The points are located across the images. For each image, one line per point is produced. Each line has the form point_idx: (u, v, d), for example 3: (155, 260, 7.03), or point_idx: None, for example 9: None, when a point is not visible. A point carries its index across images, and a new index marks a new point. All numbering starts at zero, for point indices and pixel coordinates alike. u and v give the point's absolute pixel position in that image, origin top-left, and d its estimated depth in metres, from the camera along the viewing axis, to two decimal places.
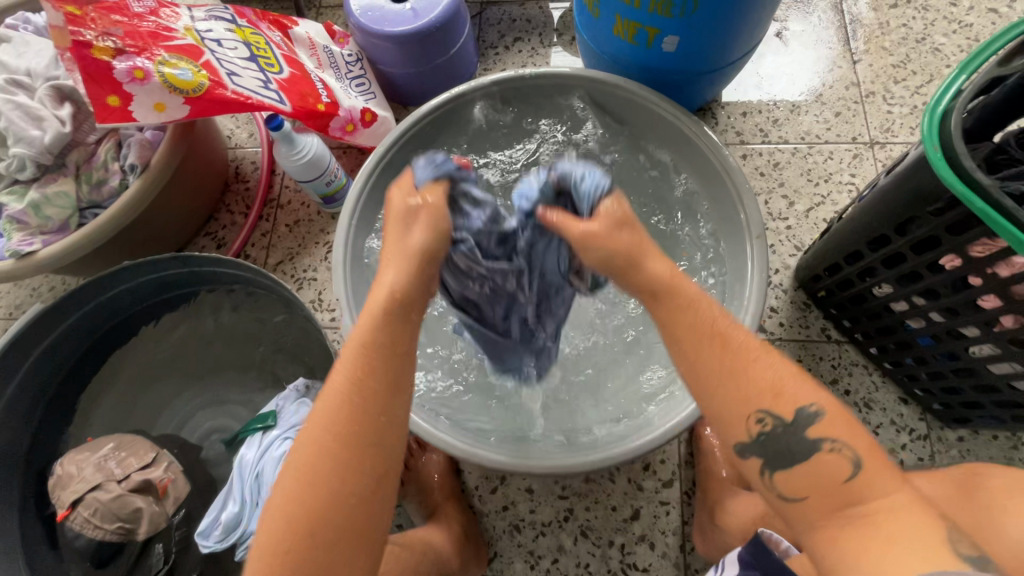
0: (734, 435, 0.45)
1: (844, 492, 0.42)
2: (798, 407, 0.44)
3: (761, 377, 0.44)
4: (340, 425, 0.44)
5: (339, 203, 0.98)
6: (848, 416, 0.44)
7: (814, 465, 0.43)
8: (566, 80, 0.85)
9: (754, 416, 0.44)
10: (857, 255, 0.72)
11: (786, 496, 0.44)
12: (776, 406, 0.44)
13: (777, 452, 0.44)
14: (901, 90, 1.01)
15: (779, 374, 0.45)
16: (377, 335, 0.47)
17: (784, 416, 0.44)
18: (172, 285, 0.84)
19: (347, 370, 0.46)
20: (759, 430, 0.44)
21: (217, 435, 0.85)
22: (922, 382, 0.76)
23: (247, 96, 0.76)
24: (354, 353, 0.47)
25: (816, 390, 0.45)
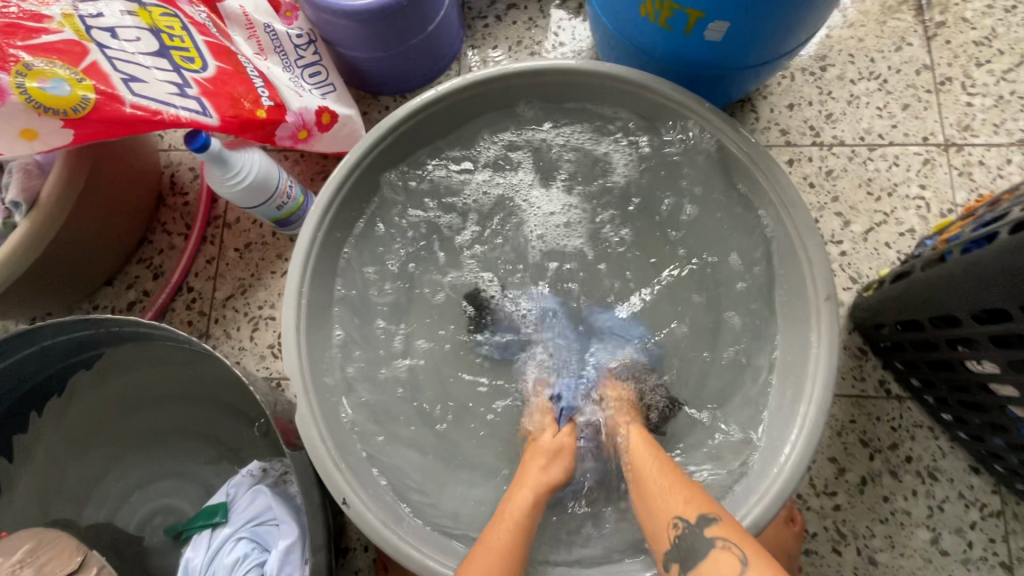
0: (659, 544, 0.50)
1: None
2: (699, 510, 0.49)
3: (666, 499, 0.52)
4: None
5: (296, 226, 0.79)
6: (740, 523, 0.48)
7: (711, 562, 0.45)
8: (572, 76, 0.68)
9: (671, 522, 0.49)
10: (951, 319, 0.56)
11: None
12: (682, 511, 0.50)
13: (684, 552, 0.47)
14: (984, 75, 0.81)
15: (687, 495, 0.51)
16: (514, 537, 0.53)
17: (688, 518, 0.49)
18: (88, 345, 0.67)
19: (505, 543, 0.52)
20: (675, 534, 0.49)
21: (161, 519, 0.71)
22: (1007, 461, 0.64)
23: (154, 111, 0.58)
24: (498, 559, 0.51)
25: (710, 502, 0.50)
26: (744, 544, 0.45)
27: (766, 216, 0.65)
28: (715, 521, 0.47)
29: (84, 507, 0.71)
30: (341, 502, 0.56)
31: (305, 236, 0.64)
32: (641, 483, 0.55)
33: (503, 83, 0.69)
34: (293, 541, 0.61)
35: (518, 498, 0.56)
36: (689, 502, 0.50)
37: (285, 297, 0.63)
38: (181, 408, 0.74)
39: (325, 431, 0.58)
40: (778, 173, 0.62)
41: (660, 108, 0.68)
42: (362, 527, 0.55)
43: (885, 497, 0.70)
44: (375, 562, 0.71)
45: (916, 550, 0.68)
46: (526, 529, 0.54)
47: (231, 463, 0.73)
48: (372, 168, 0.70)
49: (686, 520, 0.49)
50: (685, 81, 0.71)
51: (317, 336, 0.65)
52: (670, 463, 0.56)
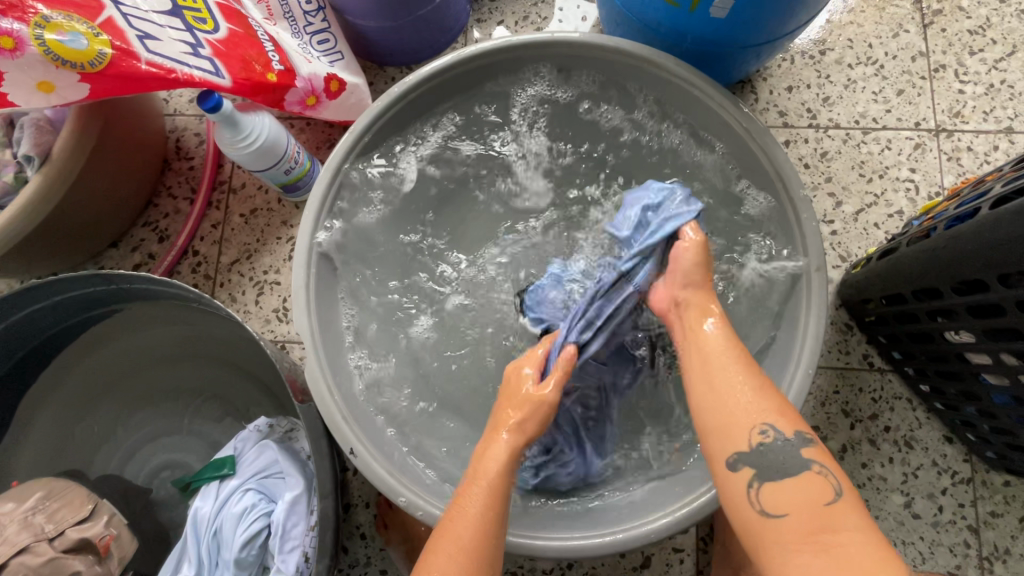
0: (731, 442, 0.47)
1: (819, 514, 0.43)
2: (795, 429, 0.47)
3: (761, 400, 0.48)
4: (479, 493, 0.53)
5: (302, 193, 0.80)
6: (830, 452, 0.47)
7: (801, 482, 0.45)
8: (581, 51, 0.70)
9: (760, 427, 0.47)
10: (933, 292, 0.59)
11: (767, 512, 0.44)
12: (776, 422, 0.47)
13: (769, 463, 0.46)
14: (976, 64, 0.84)
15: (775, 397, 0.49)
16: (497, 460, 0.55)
17: (785, 433, 0.46)
18: (95, 301, 0.68)
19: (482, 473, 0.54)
20: (761, 440, 0.46)
21: (169, 473, 0.73)
22: (979, 430, 0.67)
23: (168, 69, 0.59)
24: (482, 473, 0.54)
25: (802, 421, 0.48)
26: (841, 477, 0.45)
27: (762, 192, 0.68)
28: (813, 444, 0.46)
29: (93, 460, 0.73)
30: (348, 453, 0.58)
31: (315, 199, 0.66)
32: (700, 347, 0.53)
33: (510, 57, 0.71)
34: (300, 493, 0.64)
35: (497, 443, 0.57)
36: (785, 415, 0.47)
37: (295, 255, 0.64)
38: (189, 366, 0.76)
39: (333, 384, 0.61)
40: (773, 147, 0.65)
41: (664, 84, 0.70)
42: (368, 476, 0.58)
43: (863, 463, 0.74)
44: (376, 518, 0.74)
45: (890, 514, 0.72)
46: (488, 505, 0.51)
47: (237, 421, 0.75)
48: (381, 135, 0.71)
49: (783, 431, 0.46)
50: (688, 58, 0.73)
51: (325, 296, 0.67)
52: (745, 356, 0.51)
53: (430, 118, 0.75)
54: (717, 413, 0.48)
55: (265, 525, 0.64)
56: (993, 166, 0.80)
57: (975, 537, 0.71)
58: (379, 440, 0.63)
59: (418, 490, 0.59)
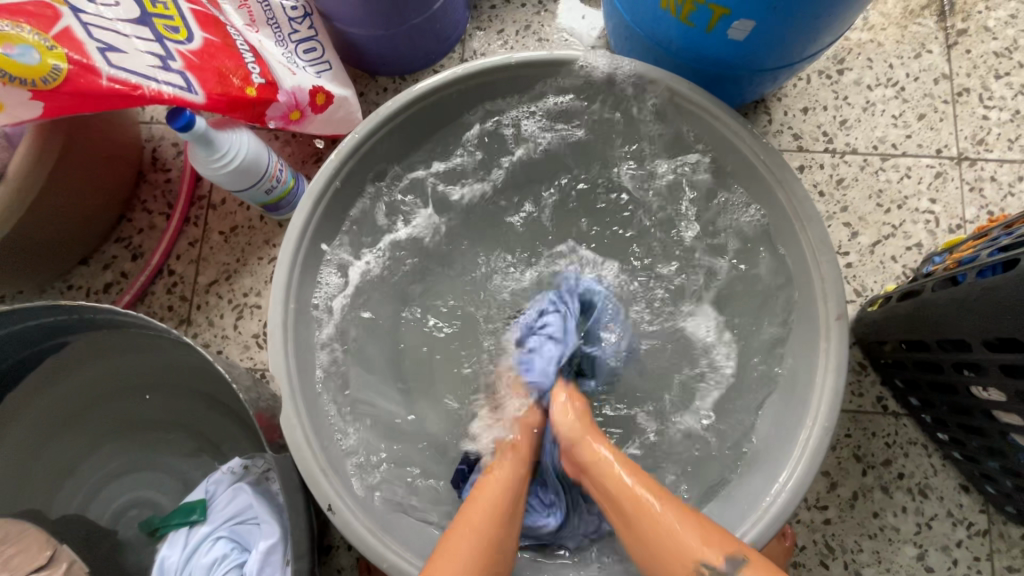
0: None
1: None
2: (723, 552, 0.45)
3: (679, 536, 0.47)
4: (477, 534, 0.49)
5: (284, 212, 0.75)
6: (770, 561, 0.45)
7: None
8: (587, 70, 0.65)
9: (694, 568, 0.45)
10: (962, 344, 0.55)
11: None
12: (705, 555, 0.45)
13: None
14: (1002, 88, 0.80)
15: (698, 529, 0.47)
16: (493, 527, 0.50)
17: (715, 564, 0.45)
18: (57, 331, 0.63)
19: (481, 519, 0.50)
20: None
21: (137, 512, 0.69)
22: (1000, 484, 0.64)
23: (132, 85, 0.53)
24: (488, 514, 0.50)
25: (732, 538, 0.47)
26: None
27: (777, 227, 0.63)
28: (745, 565, 0.44)
29: (55, 498, 0.68)
30: (327, 508, 0.54)
31: (296, 227, 0.61)
32: (609, 486, 0.52)
33: (510, 73, 0.66)
34: (275, 544, 0.59)
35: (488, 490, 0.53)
36: (713, 540, 0.46)
37: (273, 288, 0.59)
38: (160, 396, 0.71)
39: (312, 433, 0.56)
40: (791, 180, 0.60)
41: (674, 107, 0.65)
42: (348, 535, 0.53)
43: (875, 512, 0.70)
44: (358, 563, 0.69)
45: (902, 566, 0.69)
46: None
47: (211, 457, 0.70)
48: (370, 156, 0.66)
49: (712, 566, 0.45)
50: (701, 79, 0.68)
51: (306, 330, 0.62)
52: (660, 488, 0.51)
53: (425, 136, 0.70)
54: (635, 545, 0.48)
55: None
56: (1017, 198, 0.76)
57: None
58: (363, 489, 0.59)
59: (401, 550, 0.54)
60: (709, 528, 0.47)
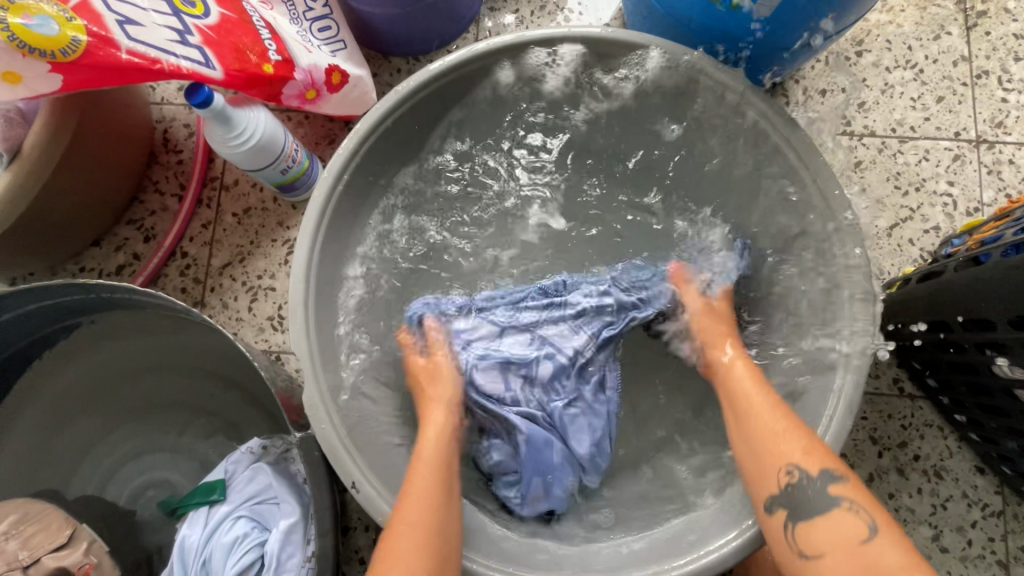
0: (766, 485, 0.51)
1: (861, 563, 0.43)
2: (819, 466, 0.49)
3: (779, 445, 0.51)
4: (432, 468, 0.55)
5: (299, 193, 0.74)
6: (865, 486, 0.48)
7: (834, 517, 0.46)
8: (608, 48, 0.64)
9: (785, 470, 0.50)
10: (985, 323, 0.55)
11: (806, 554, 0.46)
12: (798, 460, 0.50)
13: (798, 502, 0.48)
14: (1022, 71, 0.79)
15: (803, 444, 0.51)
16: (434, 478, 0.54)
17: (809, 470, 0.49)
18: (75, 310, 0.62)
19: (424, 480, 0.54)
20: (788, 481, 0.49)
21: (155, 492, 0.69)
22: (1017, 465, 0.64)
23: (152, 60, 0.53)
24: (427, 467, 0.55)
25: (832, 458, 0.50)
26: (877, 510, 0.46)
27: (798, 207, 0.63)
28: (841, 481, 0.48)
29: (73, 478, 0.68)
30: (350, 486, 0.54)
31: (315, 206, 0.60)
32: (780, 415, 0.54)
33: (530, 51, 0.65)
34: (296, 522, 0.59)
35: (427, 440, 0.58)
36: (813, 453, 0.50)
37: (293, 266, 0.59)
38: (177, 377, 0.71)
39: (334, 412, 0.56)
40: (814, 160, 0.60)
41: (696, 86, 0.64)
42: (372, 512, 0.53)
43: (891, 494, 0.70)
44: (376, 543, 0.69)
45: (918, 547, 0.69)
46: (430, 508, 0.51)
47: (228, 438, 0.70)
48: (388, 134, 0.65)
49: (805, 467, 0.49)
50: (721, 58, 0.67)
51: (325, 311, 0.62)
52: (778, 407, 0.55)
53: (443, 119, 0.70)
54: (750, 456, 0.53)
55: (257, 556, 0.60)
56: None
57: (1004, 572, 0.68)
58: (384, 468, 0.59)
59: None
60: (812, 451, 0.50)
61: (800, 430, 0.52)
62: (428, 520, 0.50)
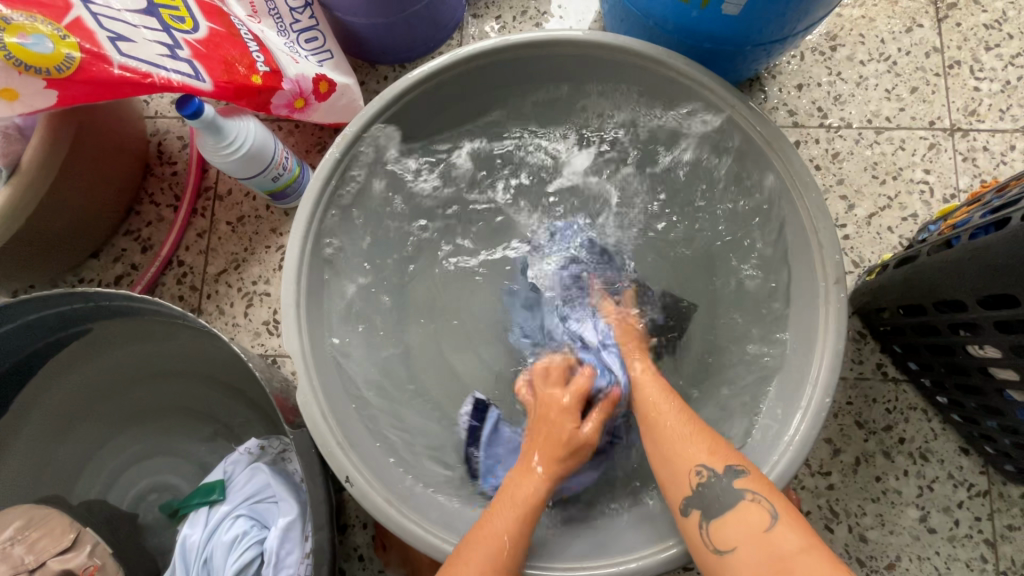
0: (679, 488, 0.51)
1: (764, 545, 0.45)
2: (726, 462, 0.51)
3: (682, 445, 0.53)
4: (534, 479, 0.56)
5: (291, 200, 0.76)
6: (767, 476, 0.50)
7: (739, 511, 0.48)
8: (585, 50, 0.66)
9: (694, 470, 0.51)
10: (957, 304, 0.57)
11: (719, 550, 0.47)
12: (707, 460, 0.51)
13: (708, 501, 0.49)
14: (993, 60, 0.81)
15: (710, 444, 0.53)
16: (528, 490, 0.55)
17: (716, 468, 0.51)
18: (75, 319, 0.64)
19: (522, 493, 0.54)
20: (698, 481, 0.50)
21: (156, 495, 0.70)
22: (999, 443, 0.65)
23: (144, 73, 0.55)
24: (528, 479, 0.56)
25: (738, 455, 0.52)
26: (773, 496, 0.48)
27: (774, 197, 0.64)
28: (744, 472, 0.50)
29: (76, 484, 0.69)
30: (344, 481, 0.56)
31: (305, 211, 0.62)
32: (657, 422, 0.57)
33: (510, 55, 0.67)
34: (294, 519, 0.61)
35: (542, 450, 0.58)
36: (716, 450, 0.52)
37: (285, 270, 0.61)
38: (176, 382, 0.72)
39: (327, 410, 0.58)
40: (788, 152, 0.61)
41: (671, 84, 0.66)
42: (366, 505, 0.55)
43: (878, 477, 0.71)
44: (374, 539, 0.71)
45: (906, 528, 0.70)
46: (516, 530, 0.52)
47: (227, 440, 0.72)
48: (375, 140, 0.67)
49: (712, 466, 0.51)
50: (696, 56, 0.69)
51: (317, 313, 0.64)
52: (687, 412, 0.57)
53: (437, 125, 0.73)
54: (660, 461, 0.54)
55: (257, 553, 0.61)
56: (1010, 166, 0.77)
57: (992, 551, 0.69)
58: (378, 464, 0.60)
59: (417, 519, 0.56)
60: (720, 448, 0.52)
61: (713, 436, 0.54)
62: (505, 537, 0.51)
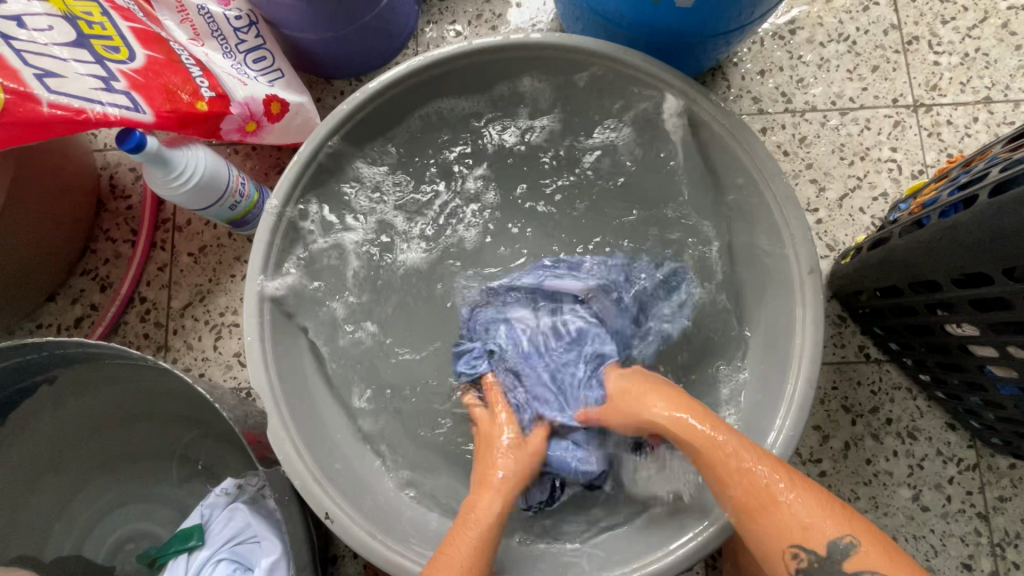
0: (775, 567, 0.45)
1: None
2: (835, 537, 0.43)
3: (783, 518, 0.45)
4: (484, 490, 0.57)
5: (252, 226, 0.74)
6: (887, 545, 0.42)
7: None
8: (541, 53, 0.64)
9: (791, 551, 0.44)
10: (932, 284, 0.56)
11: None
12: (808, 539, 0.43)
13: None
14: (950, 33, 0.81)
15: (799, 514, 0.44)
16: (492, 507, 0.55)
17: (819, 550, 0.43)
18: (29, 371, 0.61)
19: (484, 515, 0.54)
20: (796, 564, 0.44)
21: (135, 544, 0.68)
22: (984, 418, 0.65)
23: (77, 110, 0.52)
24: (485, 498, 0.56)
25: (840, 520, 0.43)
26: None
27: (743, 188, 0.64)
28: (858, 551, 0.42)
29: (48, 540, 0.67)
30: (324, 518, 0.54)
31: (263, 240, 0.60)
32: (704, 459, 0.50)
33: (464, 62, 0.65)
34: (278, 559, 0.58)
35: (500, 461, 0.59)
36: (823, 523, 0.44)
37: (245, 301, 0.59)
38: (145, 425, 0.70)
39: (302, 445, 0.56)
40: (752, 142, 0.60)
41: (630, 81, 0.65)
42: (349, 540, 0.53)
43: (868, 459, 0.71)
44: (366, 569, 0.69)
45: (899, 509, 0.70)
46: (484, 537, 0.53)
47: (203, 482, 0.69)
48: (332, 159, 0.65)
49: (817, 549, 0.43)
50: (655, 50, 0.68)
51: (284, 344, 0.62)
52: (756, 448, 0.49)
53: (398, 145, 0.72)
54: (752, 536, 0.46)
55: None
56: (974, 139, 0.77)
57: (985, 524, 0.69)
58: (360, 495, 0.59)
59: (404, 549, 0.54)
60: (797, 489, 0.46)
61: (789, 490, 0.46)
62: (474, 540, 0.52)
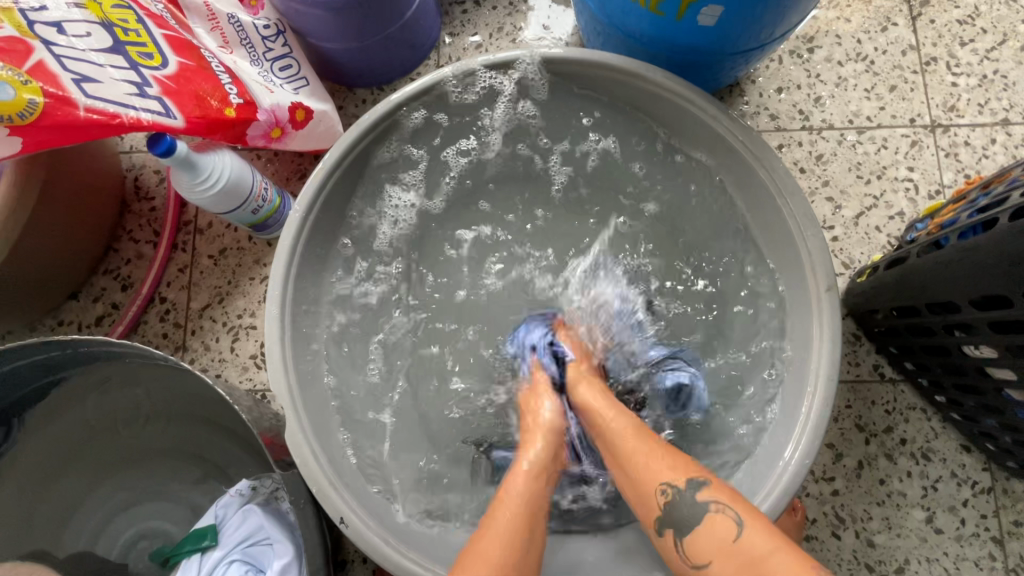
0: (648, 509, 0.49)
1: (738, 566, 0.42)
2: (683, 475, 0.48)
3: (647, 466, 0.50)
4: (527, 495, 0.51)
5: (274, 230, 0.75)
6: (729, 483, 0.48)
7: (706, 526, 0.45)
8: (562, 67, 0.65)
9: (660, 490, 0.48)
10: (950, 306, 0.56)
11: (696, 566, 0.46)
12: (670, 477, 0.48)
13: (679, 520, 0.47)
14: (968, 55, 0.81)
15: (650, 458, 0.50)
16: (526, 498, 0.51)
17: (678, 484, 0.48)
18: (53, 367, 0.62)
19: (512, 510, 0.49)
20: (664, 501, 0.48)
21: (149, 542, 0.68)
22: (1000, 440, 0.65)
23: (111, 115, 0.54)
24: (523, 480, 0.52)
25: (685, 461, 0.50)
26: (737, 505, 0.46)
27: (761, 204, 0.64)
28: (746, 528, 0.44)
29: (63, 536, 0.67)
30: (339, 522, 0.54)
31: (286, 245, 0.61)
32: (607, 440, 0.54)
33: (486, 74, 0.66)
34: (290, 561, 0.59)
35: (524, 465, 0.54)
36: (675, 465, 0.49)
37: (268, 306, 0.59)
38: (162, 424, 0.70)
39: (320, 450, 0.57)
40: (770, 159, 0.61)
41: (650, 96, 0.66)
42: (363, 546, 0.54)
43: (881, 479, 0.71)
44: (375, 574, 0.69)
45: (913, 531, 0.69)
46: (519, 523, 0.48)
47: (217, 482, 0.70)
48: (354, 167, 0.66)
49: (674, 485, 0.48)
50: (675, 67, 0.69)
51: (301, 348, 0.63)
52: (645, 427, 0.54)
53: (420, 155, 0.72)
54: (632, 491, 0.51)
55: None
56: (992, 160, 0.78)
57: (1000, 549, 0.69)
58: (373, 501, 0.59)
59: (417, 557, 0.55)
60: (658, 446, 0.51)
61: (654, 445, 0.52)
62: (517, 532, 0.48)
